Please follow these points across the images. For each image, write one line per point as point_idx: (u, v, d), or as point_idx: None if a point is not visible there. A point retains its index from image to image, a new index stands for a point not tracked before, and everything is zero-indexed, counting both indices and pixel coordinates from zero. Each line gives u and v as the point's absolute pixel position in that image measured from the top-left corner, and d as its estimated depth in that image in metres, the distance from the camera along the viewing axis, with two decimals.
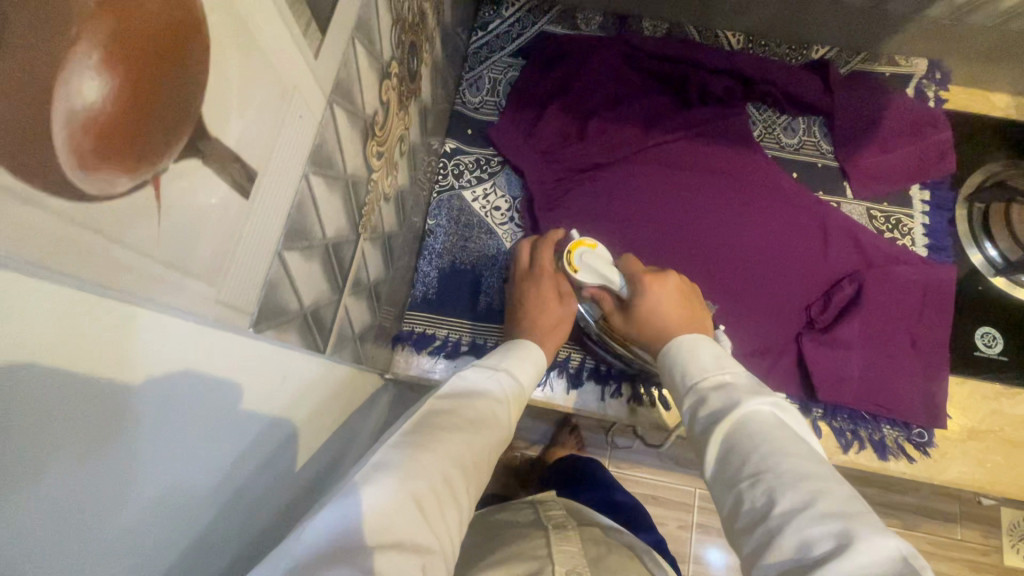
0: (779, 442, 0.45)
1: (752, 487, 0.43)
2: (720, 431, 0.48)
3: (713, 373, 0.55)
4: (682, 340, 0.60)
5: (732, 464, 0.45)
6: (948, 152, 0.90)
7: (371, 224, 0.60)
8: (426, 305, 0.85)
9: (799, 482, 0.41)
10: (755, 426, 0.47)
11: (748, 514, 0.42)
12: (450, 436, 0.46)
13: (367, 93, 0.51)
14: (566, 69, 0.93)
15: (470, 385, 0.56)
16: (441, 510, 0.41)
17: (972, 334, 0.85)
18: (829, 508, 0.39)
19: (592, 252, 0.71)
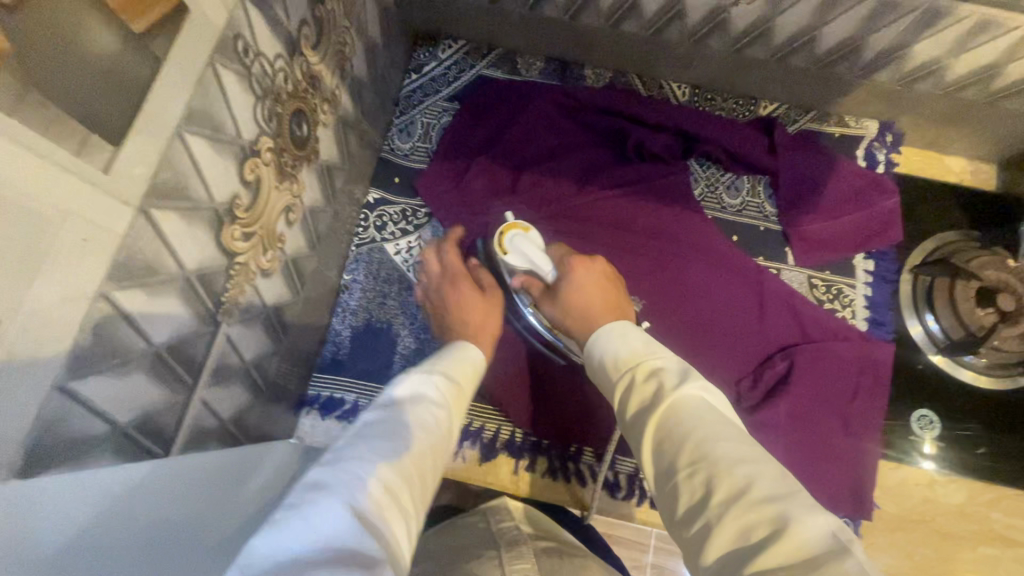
0: (711, 425, 0.41)
1: (688, 477, 0.39)
2: (653, 421, 0.44)
3: (645, 355, 0.50)
4: (609, 327, 0.56)
5: (667, 453, 0.42)
6: (894, 220, 0.87)
7: (242, 305, 0.56)
8: (335, 367, 0.81)
9: (731, 465, 0.38)
10: (689, 414, 0.43)
11: (686, 505, 0.39)
12: (391, 449, 0.40)
13: (220, 180, 0.47)
14: (501, 118, 0.89)
15: (411, 388, 0.49)
16: (389, 523, 0.35)
17: (909, 417, 0.82)
18: (761, 492, 0.36)
19: (524, 237, 0.69)
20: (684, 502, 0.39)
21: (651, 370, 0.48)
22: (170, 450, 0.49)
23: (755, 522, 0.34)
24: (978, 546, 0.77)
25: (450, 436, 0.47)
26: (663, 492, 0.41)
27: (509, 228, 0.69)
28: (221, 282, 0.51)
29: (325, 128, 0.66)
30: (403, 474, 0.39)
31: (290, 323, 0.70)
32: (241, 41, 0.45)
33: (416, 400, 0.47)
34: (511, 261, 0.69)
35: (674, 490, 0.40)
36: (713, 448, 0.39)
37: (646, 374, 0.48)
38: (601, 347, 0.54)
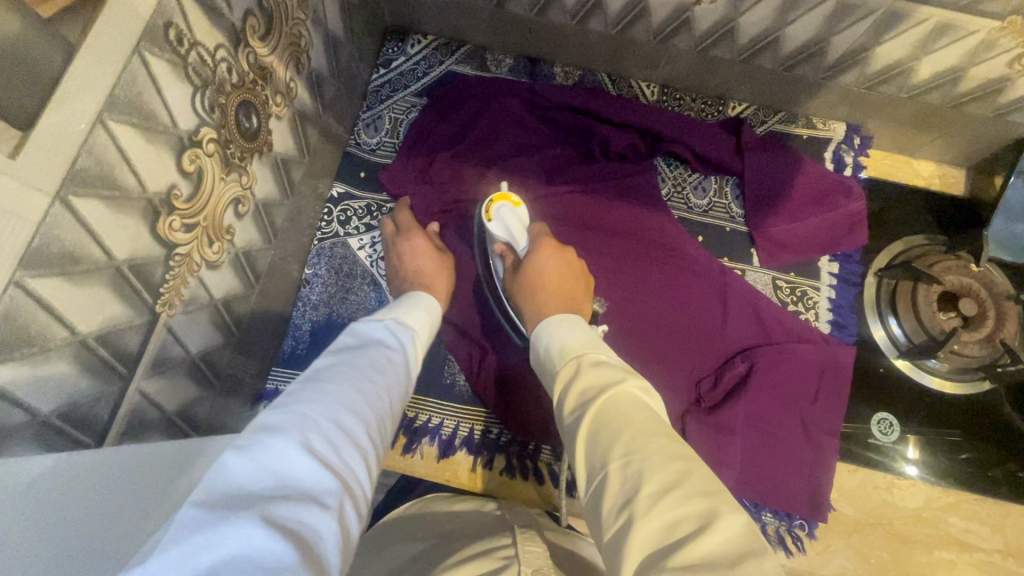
0: (645, 422, 0.40)
1: (621, 468, 0.37)
2: (586, 416, 0.42)
3: (589, 351, 0.50)
4: (550, 321, 0.56)
5: (601, 445, 0.39)
6: (859, 223, 0.86)
7: (185, 296, 0.56)
8: (295, 362, 0.80)
9: (665, 463, 0.36)
10: (626, 408, 0.41)
11: (613, 499, 0.36)
12: (339, 385, 0.42)
13: (154, 169, 0.47)
14: (467, 114, 0.89)
15: (353, 338, 0.50)
16: (345, 449, 0.37)
17: (870, 420, 0.82)
18: (691, 488, 0.34)
19: (511, 209, 0.74)
20: (614, 491, 0.36)
21: (593, 361, 0.48)
22: (103, 440, 0.49)
23: (686, 514, 0.33)
24: (934, 550, 0.77)
25: (398, 381, 0.49)
26: (592, 488, 0.39)
27: (498, 198, 0.75)
28: (159, 273, 0.51)
29: (279, 120, 0.66)
30: (361, 414, 0.41)
31: (242, 316, 0.70)
32: (174, 29, 0.45)
33: (370, 349, 0.50)
34: (492, 227, 0.74)
35: (602, 484, 0.37)
36: (645, 442, 0.38)
37: (590, 361, 0.48)
38: (547, 339, 0.53)
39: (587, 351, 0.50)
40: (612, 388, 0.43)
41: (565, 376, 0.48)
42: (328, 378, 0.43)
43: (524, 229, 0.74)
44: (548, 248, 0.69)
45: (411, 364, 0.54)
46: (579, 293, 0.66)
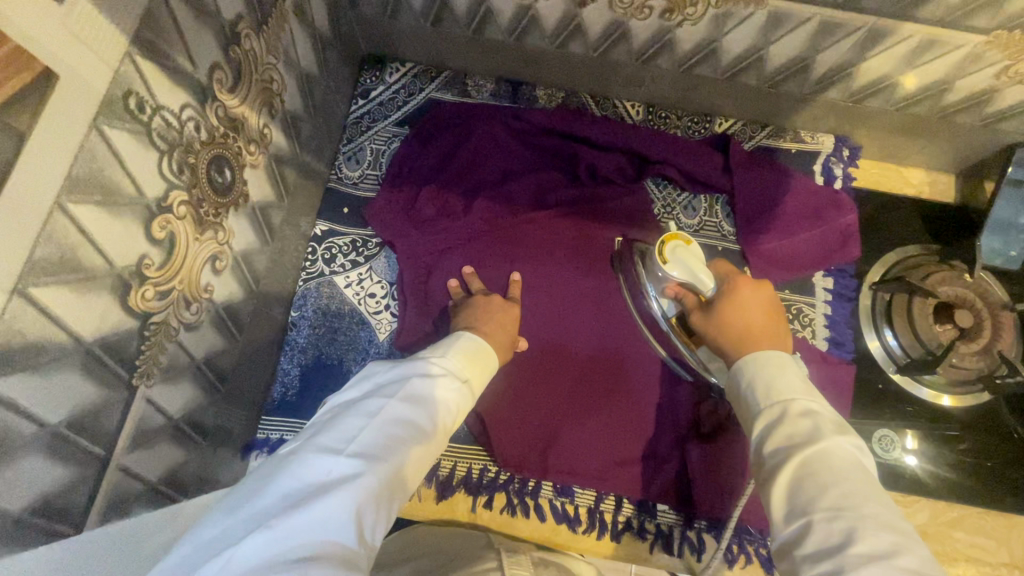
0: (853, 486, 0.42)
1: (827, 521, 0.41)
2: (792, 466, 0.44)
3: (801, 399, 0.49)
4: (762, 355, 0.54)
5: (807, 494, 0.43)
6: (852, 237, 0.85)
7: (163, 363, 0.54)
8: (283, 409, 0.78)
9: (881, 530, 0.39)
10: (837, 466, 0.43)
11: (817, 544, 0.40)
12: (399, 451, 0.49)
13: (122, 243, 0.45)
14: (449, 142, 0.87)
15: (427, 391, 0.56)
16: (377, 523, 0.45)
17: (870, 437, 0.81)
18: (878, 555, 0.37)
19: (686, 248, 0.67)
20: (815, 541, 0.40)
21: (803, 411, 0.48)
22: (83, 525, 0.47)
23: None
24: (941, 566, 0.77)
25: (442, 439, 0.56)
26: (789, 529, 0.43)
27: (670, 237, 0.67)
28: (134, 346, 0.48)
29: (255, 169, 0.64)
30: (401, 481, 0.48)
31: (228, 370, 0.68)
32: (134, 96, 0.43)
33: (430, 405, 0.55)
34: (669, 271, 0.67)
35: (803, 531, 0.42)
36: (860, 506, 0.41)
37: (799, 411, 0.48)
38: (749, 375, 0.53)
39: (797, 396, 0.49)
40: (818, 444, 0.44)
41: (772, 418, 0.49)
42: (381, 434, 0.49)
43: (701, 265, 0.66)
44: (747, 286, 0.62)
45: (459, 417, 0.59)
46: (767, 330, 0.59)
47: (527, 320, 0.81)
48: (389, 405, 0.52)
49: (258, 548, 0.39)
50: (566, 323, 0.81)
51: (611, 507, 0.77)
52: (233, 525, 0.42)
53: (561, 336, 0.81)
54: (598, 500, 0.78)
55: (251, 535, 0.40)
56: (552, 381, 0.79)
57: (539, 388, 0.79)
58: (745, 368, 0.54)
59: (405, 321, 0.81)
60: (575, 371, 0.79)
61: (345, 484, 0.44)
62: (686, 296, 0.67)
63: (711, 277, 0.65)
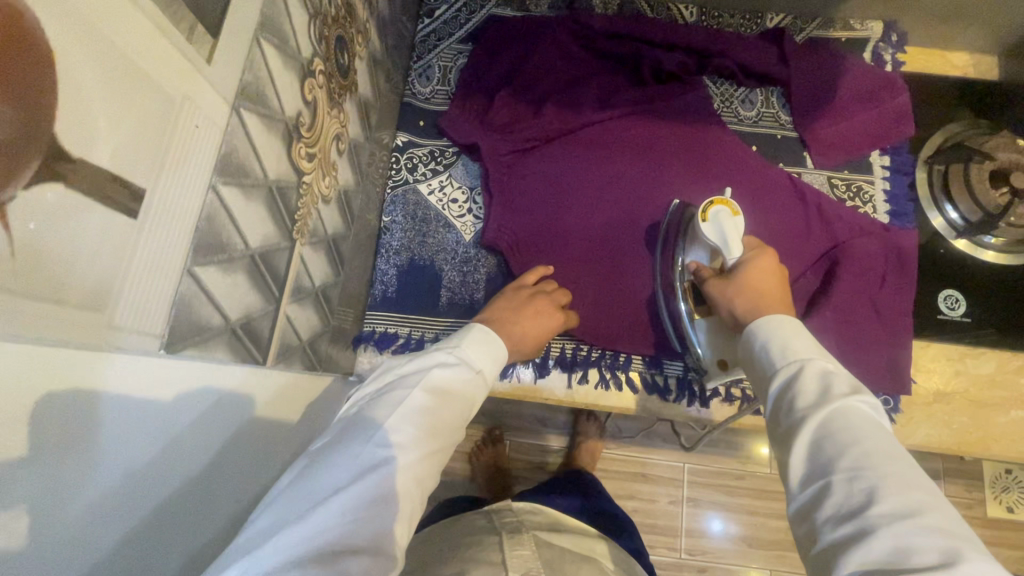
0: (872, 446, 0.45)
1: (848, 482, 0.44)
2: (808, 430, 0.48)
3: (821, 357, 0.53)
4: (777, 319, 0.58)
5: (824, 457, 0.46)
6: (907, 115, 0.89)
7: (309, 226, 0.59)
8: (385, 304, 0.83)
9: (903, 490, 0.42)
10: (854, 424, 0.47)
11: (840, 504, 0.43)
12: (418, 444, 0.52)
13: (289, 93, 0.50)
14: (514, 52, 0.91)
15: (449, 377, 0.58)
16: (399, 519, 0.48)
17: (935, 297, 0.86)
18: (891, 507, 0.41)
19: (729, 217, 0.72)
20: (840, 501, 0.43)
21: (822, 370, 0.52)
22: (268, 358, 0.53)
23: (919, 544, 0.39)
24: (1010, 410, 0.81)
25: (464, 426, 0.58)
26: (808, 491, 0.46)
27: (721, 202, 0.72)
28: (294, 199, 0.53)
29: (361, 61, 0.69)
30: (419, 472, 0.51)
31: (345, 256, 0.72)
32: None
33: (450, 392, 0.57)
34: (705, 229, 0.72)
35: (828, 489, 0.45)
36: (880, 464, 0.44)
37: (818, 372, 0.51)
38: (764, 334, 0.57)
39: (813, 356, 0.53)
40: (837, 403, 0.48)
41: (786, 379, 0.53)
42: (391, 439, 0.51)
43: (737, 238, 0.70)
44: (767, 258, 0.67)
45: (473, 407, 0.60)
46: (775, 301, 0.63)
47: (605, 217, 0.86)
48: (413, 394, 0.54)
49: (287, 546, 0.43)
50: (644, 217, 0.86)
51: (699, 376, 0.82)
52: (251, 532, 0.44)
53: (639, 229, 0.86)
54: (687, 370, 0.82)
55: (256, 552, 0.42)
56: (633, 273, 0.85)
57: (620, 277, 0.85)
58: (765, 330, 0.57)
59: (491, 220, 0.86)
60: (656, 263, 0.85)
61: (350, 499, 0.46)
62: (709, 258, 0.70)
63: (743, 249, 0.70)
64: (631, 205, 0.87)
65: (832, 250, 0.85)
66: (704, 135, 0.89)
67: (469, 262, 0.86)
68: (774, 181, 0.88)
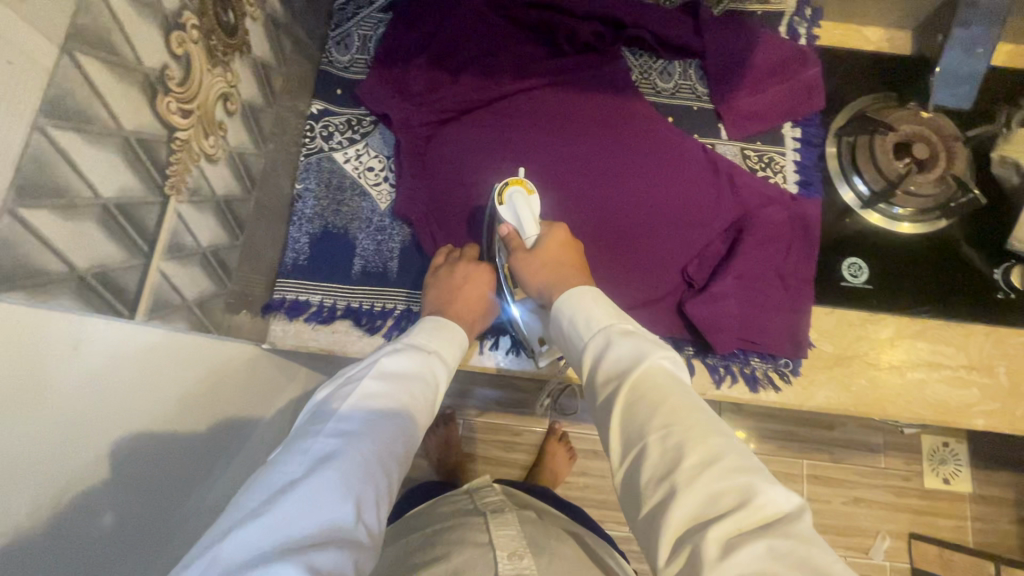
0: (675, 400, 0.50)
1: (660, 441, 0.47)
2: (622, 394, 0.52)
3: (623, 322, 0.60)
4: (573, 293, 0.64)
5: (637, 420, 0.50)
6: (817, 87, 0.91)
7: (189, 184, 0.59)
8: (297, 272, 0.84)
9: (704, 436, 0.46)
10: (659, 379, 0.52)
11: (654, 465, 0.46)
12: (381, 425, 0.54)
13: (148, 44, 0.50)
14: (433, 21, 0.91)
15: (403, 368, 0.60)
16: (374, 501, 0.49)
17: (838, 265, 0.89)
18: (697, 459, 0.45)
19: (524, 196, 0.74)
20: (655, 463, 0.46)
21: (624, 331, 0.58)
22: (136, 312, 0.52)
23: (726, 489, 0.43)
24: (906, 372, 0.84)
25: (426, 415, 0.60)
26: (630, 458, 0.49)
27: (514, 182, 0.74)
28: (164, 153, 0.53)
29: (255, 22, 0.68)
30: (389, 455, 0.52)
31: (245, 220, 0.72)
32: None
33: (404, 379, 0.60)
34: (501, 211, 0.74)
35: (646, 451, 0.48)
36: (684, 418, 0.48)
37: (620, 332, 0.58)
38: (572, 313, 0.62)
39: (613, 322, 0.59)
40: (640, 367, 0.53)
41: (596, 348, 0.58)
42: (378, 418, 0.54)
43: (531, 216, 0.74)
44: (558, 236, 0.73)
45: (440, 395, 0.64)
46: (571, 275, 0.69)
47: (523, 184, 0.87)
48: (362, 381, 0.56)
49: (256, 535, 0.42)
50: (559, 184, 0.87)
51: None
52: (249, 502, 0.45)
53: (556, 196, 0.87)
54: None
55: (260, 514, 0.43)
56: None
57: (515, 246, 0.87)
58: (572, 302, 0.63)
59: (405, 188, 0.86)
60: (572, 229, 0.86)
61: (352, 470, 0.48)
62: (512, 236, 0.73)
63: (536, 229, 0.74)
64: (544, 175, 0.87)
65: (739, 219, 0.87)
66: (622, 105, 0.90)
67: (384, 231, 0.86)
68: (688, 151, 0.89)
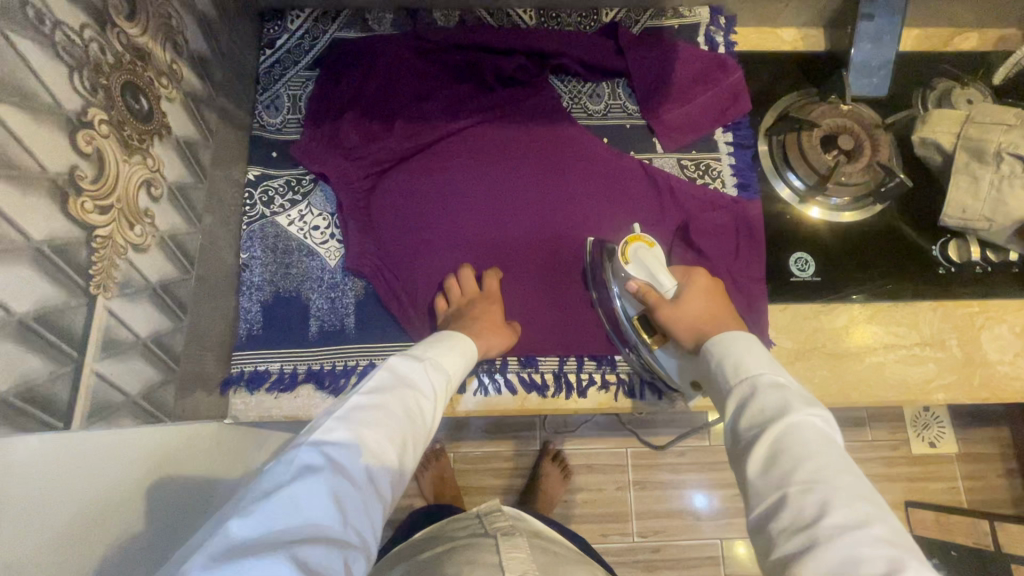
0: (821, 458, 0.50)
1: (802, 494, 0.48)
2: (765, 443, 0.52)
3: (770, 374, 0.59)
4: (739, 336, 0.64)
5: (777, 470, 0.51)
6: (741, 92, 0.94)
7: (118, 278, 0.57)
8: (252, 343, 0.82)
9: (852, 502, 0.47)
10: (804, 434, 0.52)
11: (793, 515, 0.47)
12: (371, 432, 0.55)
13: (50, 149, 0.48)
14: (359, 72, 0.91)
15: (397, 380, 0.62)
16: (360, 506, 0.50)
17: (787, 261, 0.91)
18: (837, 519, 0.46)
19: (647, 250, 0.75)
20: (794, 514, 0.47)
21: (771, 383, 0.58)
22: (70, 421, 0.51)
23: (869, 554, 0.43)
24: (866, 357, 0.86)
25: (425, 424, 0.61)
26: (767, 502, 0.50)
27: (634, 239, 0.76)
28: (84, 254, 0.52)
29: (172, 103, 0.68)
30: (380, 463, 0.54)
31: (187, 300, 0.71)
32: (32, 7, 0.46)
33: (399, 388, 0.61)
34: (632, 267, 0.75)
35: (783, 499, 0.49)
36: (826, 476, 0.49)
37: (768, 384, 0.58)
38: (720, 354, 0.64)
39: (761, 372, 0.59)
40: (788, 419, 0.53)
41: (742, 394, 0.58)
42: (369, 427, 0.55)
43: (661, 268, 0.75)
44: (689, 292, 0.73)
45: (439, 403, 0.64)
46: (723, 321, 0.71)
47: (470, 222, 0.87)
48: (356, 394, 0.58)
49: (248, 529, 0.45)
50: (506, 219, 0.88)
51: (574, 368, 0.85)
52: (244, 499, 0.48)
53: (504, 232, 0.87)
54: (562, 364, 0.85)
55: (249, 512, 0.46)
56: (504, 275, 0.87)
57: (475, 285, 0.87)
58: (725, 343, 0.64)
59: (351, 242, 0.85)
60: (525, 261, 0.87)
61: (339, 475, 0.50)
62: (648, 292, 0.74)
63: (670, 279, 0.75)
64: (490, 213, 0.88)
65: (684, 230, 0.89)
66: (556, 133, 0.92)
67: (337, 288, 0.85)
68: (627, 168, 0.91)
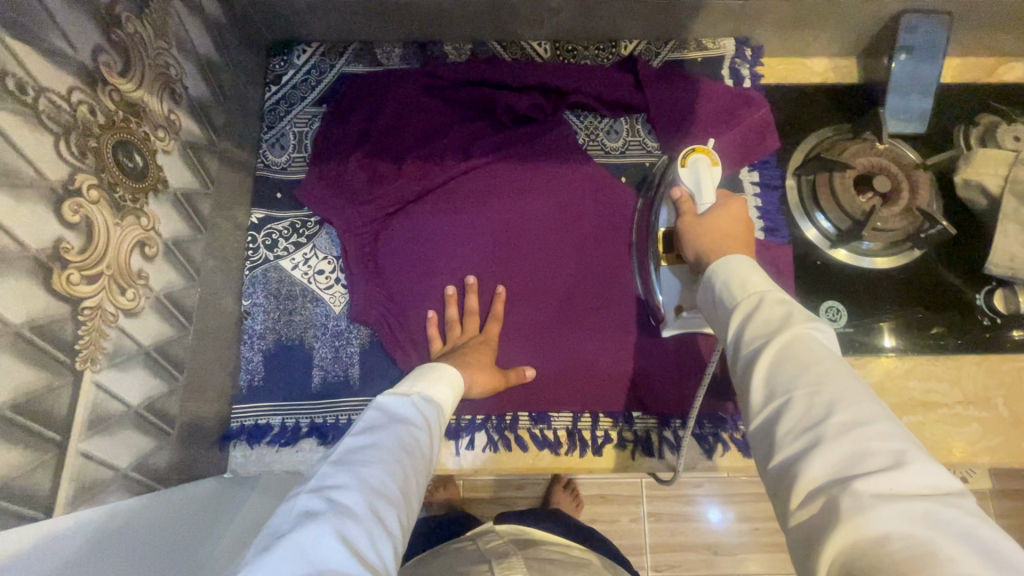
0: (827, 362, 0.41)
1: (807, 397, 0.39)
2: (769, 351, 0.43)
3: (773, 291, 0.49)
4: (732, 259, 0.53)
5: (781, 375, 0.41)
6: (769, 129, 0.89)
7: (108, 348, 0.54)
8: (253, 395, 0.79)
9: (858, 400, 0.38)
10: (808, 346, 0.42)
11: (790, 421, 0.39)
12: (370, 467, 0.50)
13: (32, 226, 0.46)
14: (367, 109, 0.88)
15: (388, 416, 0.57)
16: (371, 541, 0.44)
17: (817, 309, 0.85)
18: (842, 417, 0.37)
19: (707, 165, 0.71)
20: (793, 418, 0.39)
21: (779, 299, 0.47)
22: (52, 511, 0.48)
23: (873, 450, 0.35)
24: (902, 416, 0.80)
25: (424, 456, 0.56)
26: (767, 410, 0.41)
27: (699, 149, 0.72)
28: (70, 330, 0.49)
29: (168, 154, 0.65)
30: (385, 499, 0.48)
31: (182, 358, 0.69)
32: (11, 78, 0.44)
33: (392, 423, 0.56)
34: (682, 172, 0.71)
35: (782, 408, 0.40)
36: (833, 378, 0.40)
37: (775, 301, 0.47)
38: (718, 277, 0.53)
39: (772, 290, 0.49)
40: (794, 328, 0.43)
41: (747, 311, 0.48)
42: (368, 464, 0.50)
43: (711, 182, 0.70)
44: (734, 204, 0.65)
45: (434, 436, 0.60)
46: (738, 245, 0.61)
47: (481, 267, 0.83)
48: (346, 438, 0.54)
49: None
50: (520, 263, 0.84)
51: (589, 424, 0.80)
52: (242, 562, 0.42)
53: (518, 277, 0.83)
54: (576, 420, 0.80)
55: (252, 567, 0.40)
56: (516, 323, 0.83)
57: None
58: (726, 267, 0.53)
59: (358, 289, 0.82)
60: (540, 308, 0.83)
61: (344, 515, 0.44)
62: (684, 199, 0.69)
63: (713, 197, 0.69)
64: (502, 257, 0.84)
65: None
66: (572, 170, 0.87)
67: (341, 336, 0.82)
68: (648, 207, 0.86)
